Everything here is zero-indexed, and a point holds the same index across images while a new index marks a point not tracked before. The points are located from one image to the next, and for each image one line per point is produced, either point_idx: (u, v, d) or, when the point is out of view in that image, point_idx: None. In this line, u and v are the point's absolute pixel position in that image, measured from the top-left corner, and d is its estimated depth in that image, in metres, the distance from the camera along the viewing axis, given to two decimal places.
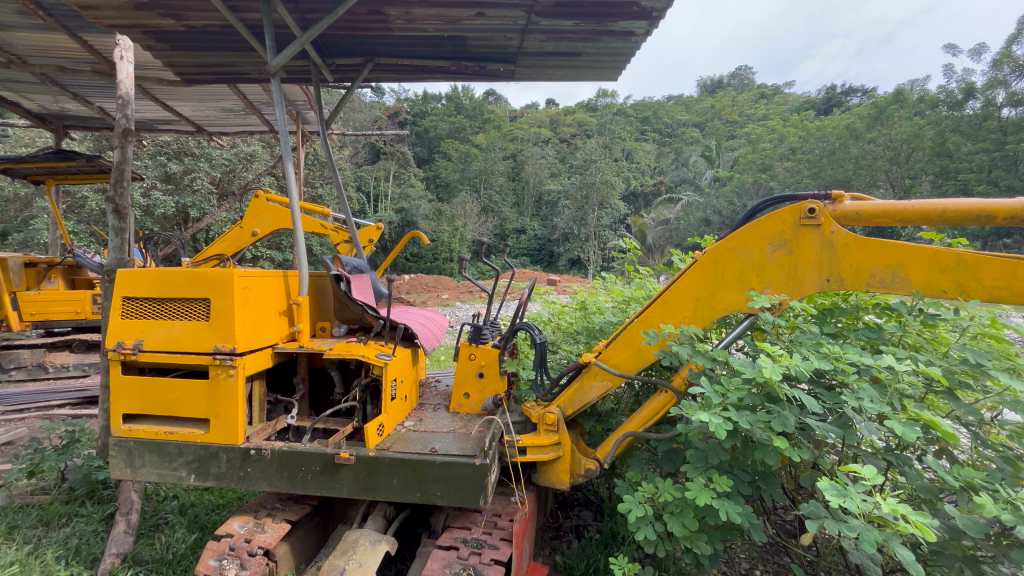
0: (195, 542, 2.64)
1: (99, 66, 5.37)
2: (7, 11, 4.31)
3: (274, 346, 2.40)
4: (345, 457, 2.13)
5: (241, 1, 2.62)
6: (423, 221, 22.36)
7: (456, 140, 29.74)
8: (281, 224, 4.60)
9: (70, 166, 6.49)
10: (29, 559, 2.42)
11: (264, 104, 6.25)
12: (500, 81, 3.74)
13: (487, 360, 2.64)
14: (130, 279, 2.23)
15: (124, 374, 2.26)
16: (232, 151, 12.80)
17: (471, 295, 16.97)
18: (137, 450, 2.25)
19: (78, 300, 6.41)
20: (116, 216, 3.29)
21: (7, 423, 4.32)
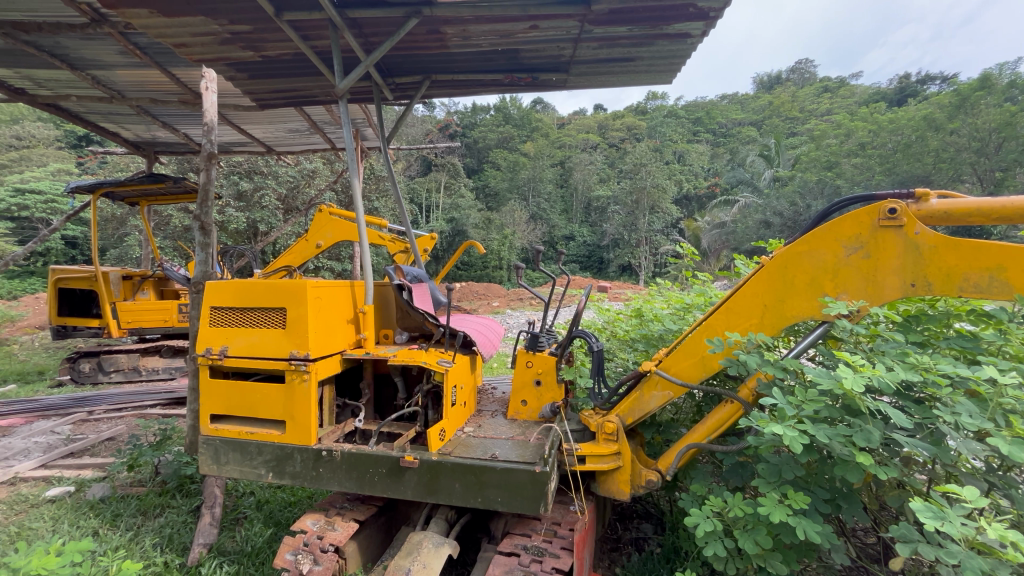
0: (272, 537, 2.81)
1: (184, 96, 5.91)
2: (111, 52, 4.86)
3: (342, 352, 2.53)
4: (409, 461, 2.20)
5: (312, 30, 2.81)
6: (474, 230, 22.79)
7: (505, 150, 30.14)
8: (342, 235, 4.84)
9: (160, 188, 7.16)
10: (132, 544, 2.68)
11: (327, 124, 6.64)
12: (553, 90, 3.77)
13: (545, 367, 2.64)
14: (217, 290, 2.43)
15: (211, 377, 2.46)
16: (296, 168, 13.64)
17: (521, 302, 17.09)
18: (221, 448, 2.43)
19: (165, 309, 6.94)
20: (201, 232, 3.61)
21: (110, 420, 4.82)
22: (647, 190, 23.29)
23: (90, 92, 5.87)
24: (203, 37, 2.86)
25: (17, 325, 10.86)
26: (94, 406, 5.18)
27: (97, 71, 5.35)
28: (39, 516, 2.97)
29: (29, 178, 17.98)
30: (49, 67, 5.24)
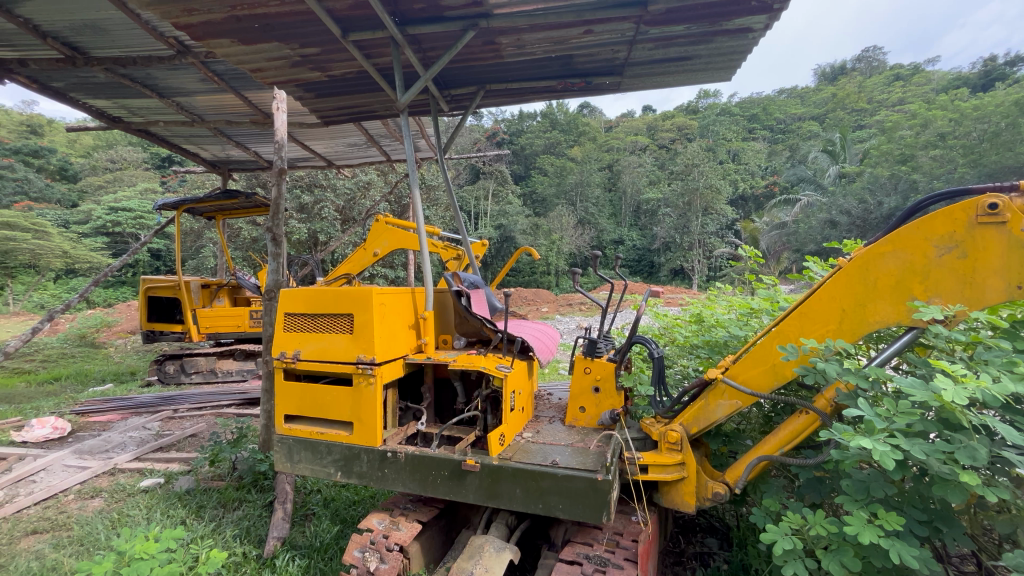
0: (338, 534, 2.92)
1: (255, 117, 6.35)
2: (193, 79, 5.30)
3: (405, 356, 2.61)
4: (471, 464, 2.23)
5: (375, 48, 2.94)
6: (521, 236, 22.94)
7: (552, 156, 30.15)
8: (397, 243, 5.00)
9: (233, 203, 7.71)
10: (215, 534, 2.88)
11: (383, 137, 6.92)
12: (606, 94, 3.75)
13: (603, 373, 2.60)
14: (290, 297, 2.59)
15: (285, 379, 2.61)
16: (353, 181, 14.27)
17: (570, 307, 16.98)
18: (295, 447, 2.57)
19: (238, 315, 7.43)
20: (273, 243, 3.86)
21: (192, 418, 5.22)
22: (700, 191, 22.49)
23: (175, 117, 6.43)
24: (276, 61, 3.07)
25: (112, 329, 12.03)
26: (178, 405, 5.63)
27: (181, 97, 5.86)
28: (135, 505, 3.25)
29: (122, 197, 19.93)
30: (141, 96, 5.78)
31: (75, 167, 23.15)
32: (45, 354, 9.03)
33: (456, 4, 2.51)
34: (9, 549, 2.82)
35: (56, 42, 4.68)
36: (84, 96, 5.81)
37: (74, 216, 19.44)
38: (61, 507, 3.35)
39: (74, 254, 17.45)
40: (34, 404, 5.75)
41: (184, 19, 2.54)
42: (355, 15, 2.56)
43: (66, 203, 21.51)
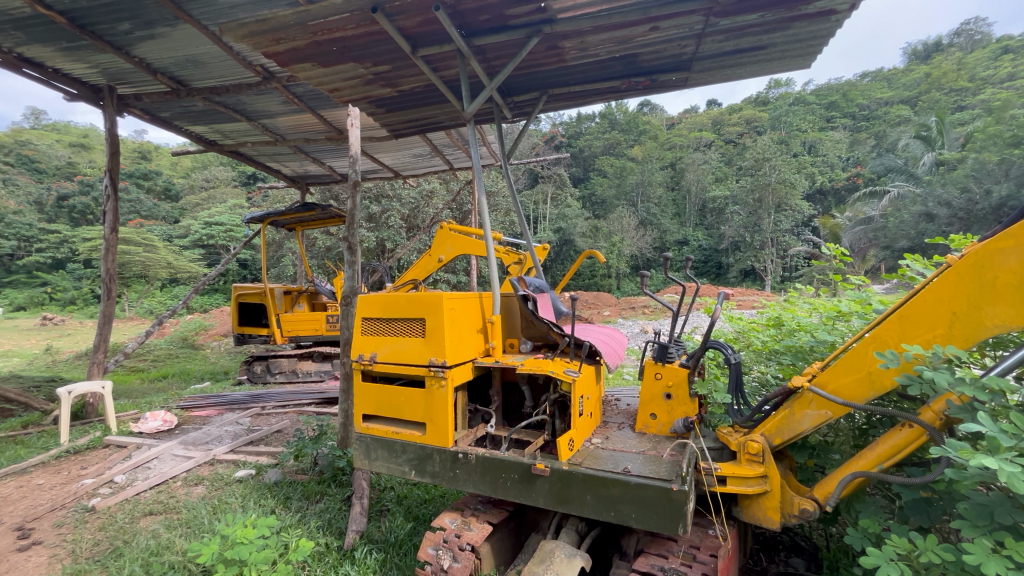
0: (412, 531, 3.03)
1: (330, 133, 6.78)
2: (277, 102, 5.77)
3: (473, 360, 2.66)
4: (540, 469, 2.23)
5: (442, 62, 3.04)
6: (581, 238, 22.74)
7: (611, 157, 29.65)
8: (461, 249, 5.12)
9: (311, 214, 8.25)
10: (301, 524, 3.09)
11: (446, 146, 7.14)
12: (671, 91, 3.63)
13: (676, 380, 2.50)
14: (367, 303, 2.73)
15: (363, 380, 2.76)
16: (417, 190, 14.83)
17: (634, 311, 16.56)
18: (372, 445, 2.70)
19: (316, 319, 7.95)
20: (349, 251, 4.10)
21: (277, 414, 5.64)
22: (772, 186, 21.14)
23: (260, 137, 7.01)
24: (351, 81, 3.26)
25: (209, 333, 13.29)
26: (265, 402, 6.10)
27: (266, 119, 6.38)
28: (232, 493, 3.56)
29: (215, 213, 21.99)
30: (232, 120, 6.36)
31: (176, 187, 25.84)
32: (154, 354, 10.14)
33: (521, 11, 2.54)
34: (131, 527, 3.19)
35: (163, 77, 5.27)
36: (185, 123, 6.49)
37: (176, 231, 21.70)
38: (171, 492, 3.73)
39: (176, 265, 19.48)
40: (147, 399, 6.46)
41: (273, 48, 2.77)
42: (424, 31, 2.67)
43: (169, 219, 24.03)
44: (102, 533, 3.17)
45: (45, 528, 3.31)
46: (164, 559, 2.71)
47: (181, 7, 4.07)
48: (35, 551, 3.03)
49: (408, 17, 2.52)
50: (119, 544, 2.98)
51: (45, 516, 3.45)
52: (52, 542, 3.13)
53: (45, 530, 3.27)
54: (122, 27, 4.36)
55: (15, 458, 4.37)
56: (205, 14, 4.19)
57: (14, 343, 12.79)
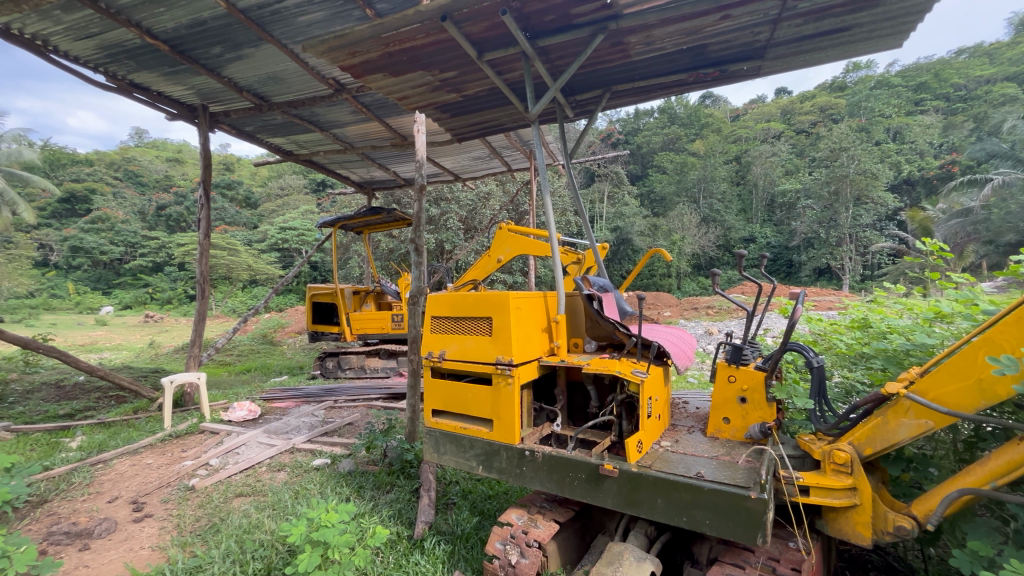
0: (478, 525, 3.10)
1: (395, 140, 7.08)
2: (348, 112, 6.10)
3: (539, 359, 2.68)
4: (609, 469, 2.20)
5: (506, 65, 3.08)
6: (639, 237, 22.19)
7: (671, 152, 28.69)
8: (520, 249, 5.15)
9: (377, 218, 8.65)
10: (374, 512, 3.24)
11: (505, 148, 7.23)
12: (743, 81, 3.46)
13: (751, 382, 2.39)
14: (437, 302, 2.84)
15: (432, 377, 2.86)
16: (475, 192, 15.13)
17: (696, 312, 15.93)
18: (441, 439, 2.79)
19: (382, 318, 8.26)
20: (416, 252, 4.28)
21: (349, 407, 5.98)
22: (850, 178, 19.56)
23: (331, 146, 7.44)
24: (419, 88, 3.39)
25: (285, 330, 14.28)
26: (337, 396, 6.48)
27: (337, 129, 6.76)
28: (310, 480, 3.81)
29: (289, 218, 23.58)
30: (307, 131, 6.79)
31: (255, 195, 27.96)
32: (239, 350, 11.04)
33: (586, 10, 2.53)
34: (226, 506, 3.51)
35: (248, 94, 5.73)
36: (266, 136, 7.01)
37: (256, 236, 23.46)
38: (257, 477, 4.05)
39: (256, 267, 21.09)
40: (234, 390, 7.05)
41: (349, 61, 2.93)
42: (490, 36, 2.72)
43: (249, 225, 26.04)
44: (202, 509, 3.51)
45: (154, 503, 3.70)
46: (255, 537, 2.94)
47: (265, 28, 4.41)
48: (147, 523, 3.40)
49: (475, 23, 2.59)
50: (216, 520, 3.28)
51: (154, 493, 3.86)
52: (160, 515, 3.50)
53: (154, 505, 3.66)
54: (214, 51, 4.79)
55: (129, 439, 4.93)
56: (285, 33, 4.51)
57: (123, 338, 14.39)
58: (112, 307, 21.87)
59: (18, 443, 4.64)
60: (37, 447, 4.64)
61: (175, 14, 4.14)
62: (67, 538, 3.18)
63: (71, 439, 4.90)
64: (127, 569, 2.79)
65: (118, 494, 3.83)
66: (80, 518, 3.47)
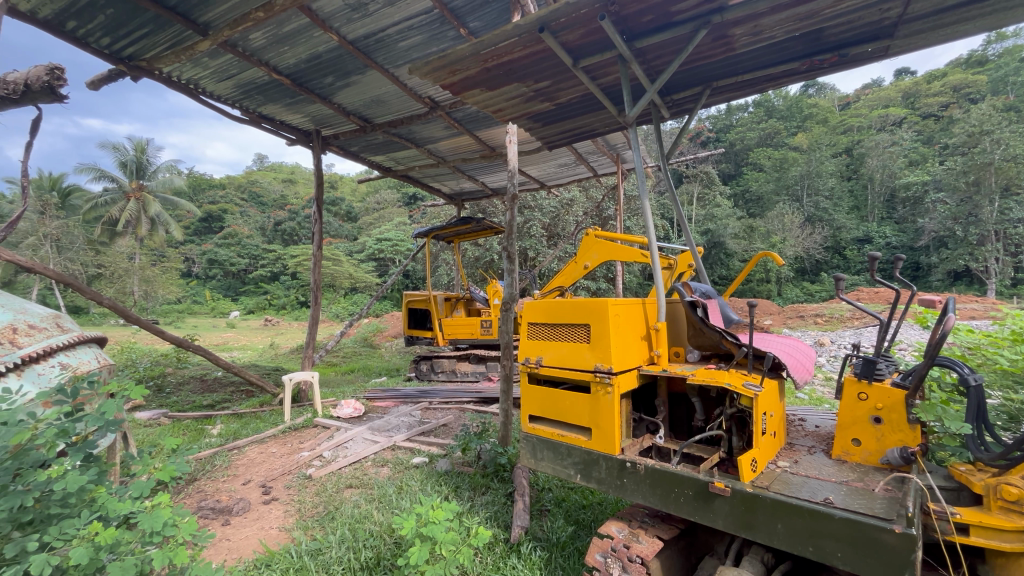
0: (574, 535, 3.07)
1: (484, 152, 7.31)
2: (441, 128, 6.43)
3: (639, 367, 2.60)
4: (720, 487, 2.07)
5: (601, 70, 3.05)
6: (733, 240, 20.87)
7: (769, 148, 26.57)
8: (607, 255, 4.98)
9: (466, 227, 8.96)
10: (472, 513, 3.32)
11: (591, 154, 7.18)
12: (865, 65, 3.10)
13: (889, 401, 2.11)
14: (533, 309, 2.87)
15: (529, 382, 2.89)
16: (558, 200, 15.16)
17: (802, 320, 14.53)
18: (538, 445, 2.80)
19: (472, 324, 8.58)
20: (509, 260, 4.38)
21: (442, 409, 6.25)
22: (995, 166, 16.77)
23: (425, 161, 7.88)
24: (513, 100, 3.48)
25: (383, 334, 15.28)
26: (432, 398, 6.79)
27: (430, 145, 7.14)
28: (411, 477, 4.02)
29: (385, 230, 25.30)
30: (404, 148, 7.26)
31: (355, 210, 30.36)
32: (344, 352, 12.02)
33: (686, 6, 2.44)
34: (339, 496, 3.81)
35: (355, 117, 6.25)
36: (369, 154, 7.59)
37: (355, 247, 25.47)
38: (363, 471, 4.36)
39: (356, 275, 22.91)
40: (341, 389, 7.69)
41: (450, 79, 3.09)
42: (586, 42, 2.72)
43: (349, 237, 28.38)
44: (318, 497, 3.85)
45: (279, 488, 4.13)
46: (366, 527, 3.16)
47: (370, 56, 4.80)
48: (274, 505, 3.80)
49: (572, 31, 2.60)
50: (331, 508, 3.58)
51: (279, 479, 4.31)
52: (284, 500, 3.90)
53: (280, 489, 4.09)
54: (327, 80, 5.30)
55: (257, 429, 5.56)
56: (388, 59, 4.88)
57: (248, 339, 16.30)
58: (239, 312, 24.88)
59: (173, 428, 5.41)
60: (187, 432, 5.38)
61: (297, 50, 4.64)
62: (213, 513, 3.64)
63: (212, 427, 5.64)
64: (261, 545, 3.13)
65: (251, 478, 4.33)
66: (221, 496, 3.97)
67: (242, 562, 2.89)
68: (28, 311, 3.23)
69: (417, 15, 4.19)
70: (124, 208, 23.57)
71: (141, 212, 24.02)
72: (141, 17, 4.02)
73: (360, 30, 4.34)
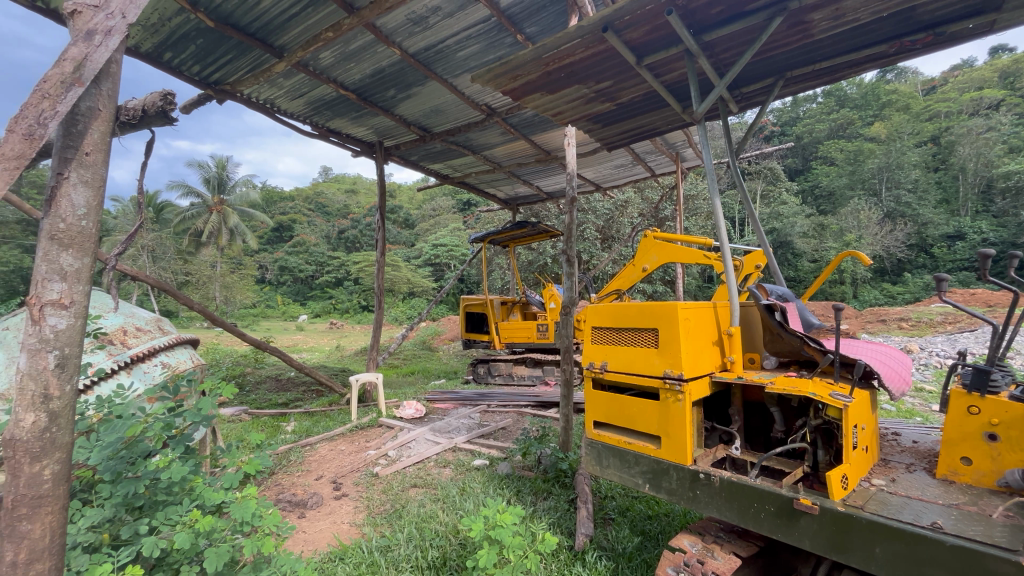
0: (640, 546, 2.97)
1: (539, 156, 7.32)
2: (498, 134, 6.50)
3: (711, 374, 2.48)
4: (807, 505, 1.92)
5: (665, 66, 2.96)
6: (800, 240, 19.81)
7: (841, 140, 24.81)
8: (667, 257, 4.81)
9: (522, 231, 9.00)
10: (535, 518, 3.30)
11: (649, 153, 7.00)
12: (968, 41, 2.78)
13: (1007, 415, 1.87)
14: (597, 313, 2.82)
15: (594, 388, 2.83)
16: (612, 201, 14.95)
17: (884, 324, 13.38)
18: (604, 452, 2.74)
19: (528, 327, 8.53)
20: (568, 263, 4.35)
21: (501, 412, 6.29)
22: None
23: (481, 167, 8.01)
24: (573, 102, 3.45)
25: (440, 337, 15.70)
26: (490, 401, 6.86)
27: (486, 151, 7.24)
28: (473, 479, 4.06)
29: (440, 236, 25.99)
30: (461, 155, 7.41)
31: (412, 217, 31.40)
32: (404, 354, 12.46)
33: None
34: (404, 495, 3.92)
35: (415, 127, 6.45)
36: (428, 163, 7.82)
37: (413, 253, 26.35)
38: (427, 471, 4.46)
39: (413, 280, 23.80)
40: (403, 390, 7.95)
41: (510, 85, 3.11)
42: (650, 39, 2.65)
43: (407, 243, 29.38)
44: (385, 495, 3.98)
45: (348, 484, 4.31)
46: (432, 527, 3.22)
47: (430, 67, 4.94)
48: (344, 501, 3.98)
49: (636, 29, 2.55)
50: (397, 507, 3.69)
51: (348, 475, 4.50)
52: (353, 496, 4.07)
53: (349, 486, 4.27)
54: (389, 93, 5.51)
55: (327, 427, 5.86)
56: (446, 69, 5.00)
57: (316, 341, 17.33)
58: (307, 316, 26.42)
59: (253, 423, 5.82)
60: (265, 428, 5.77)
61: (362, 66, 4.86)
62: (291, 505, 3.86)
63: (286, 423, 6.00)
64: (335, 539, 3.28)
65: (323, 473, 4.56)
66: (297, 490, 4.20)
67: (319, 554, 3.05)
68: (136, 314, 3.59)
69: (475, 24, 4.26)
70: (208, 221, 25.77)
71: (222, 224, 26.15)
72: (226, 45, 4.37)
73: (421, 43, 4.49)
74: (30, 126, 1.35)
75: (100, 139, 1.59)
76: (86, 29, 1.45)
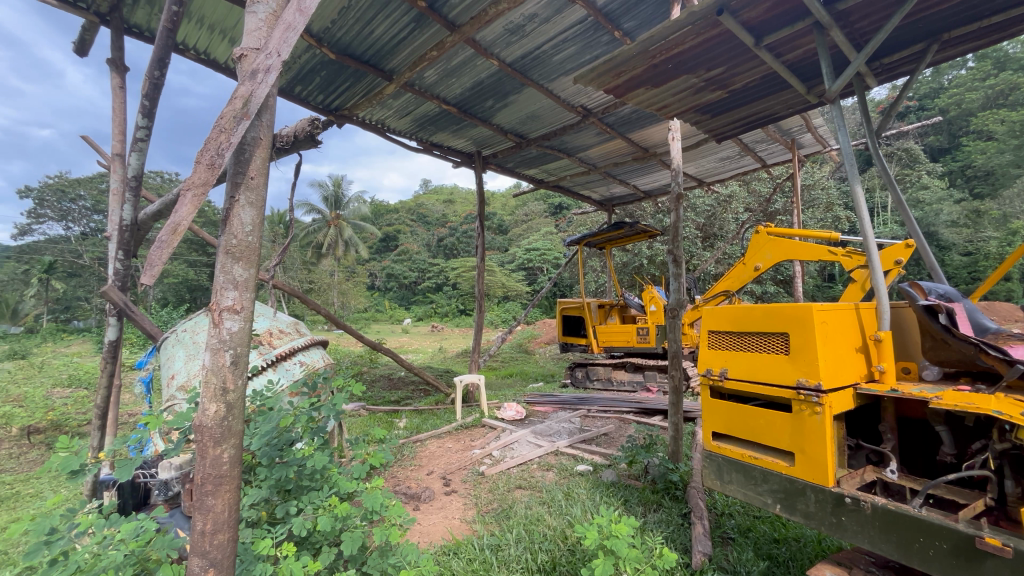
0: (768, 571, 2.70)
1: (636, 154, 7.10)
2: (593, 134, 6.41)
3: (856, 386, 2.19)
4: (995, 545, 1.61)
5: (789, 44, 2.69)
6: (948, 230, 17.00)
7: (1002, 109, 20.83)
8: (784, 255, 4.35)
9: (619, 233, 8.74)
10: (647, 530, 3.15)
11: (760, 142, 6.43)
12: None
13: None
14: (714, 316, 2.65)
15: (712, 397, 2.64)
16: (714, 197, 14.05)
17: None
18: (724, 466, 2.53)
19: (627, 331, 8.25)
20: (674, 264, 4.13)
21: (602, 417, 6.16)
22: None
23: (576, 170, 7.97)
24: (680, 94, 3.28)
25: (536, 340, 15.83)
26: (590, 405, 6.74)
27: (582, 153, 7.18)
28: (579, 484, 4.01)
29: (533, 240, 26.32)
30: (556, 159, 7.43)
31: (506, 223, 32.18)
32: (502, 357, 12.75)
33: None
34: (510, 495, 3.99)
35: (511, 135, 6.56)
36: (523, 169, 7.95)
37: (507, 258, 26.98)
38: (531, 473, 4.50)
39: (508, 285, 24.36)
40: (502, 392, 8.13)
41: (614, 83, 3.04)
42: (771, 16, 2.44)
43: (501, 248, 30.14)
44: (491, 494, 4.09)
45: (457, 481, 4.49)
46: (540, 530, 3.24)
47: (527, 75, 5.02)
48: (454, 496, 4.15)
49: (755, 7, 2.35)
50: (504, 506, 3.77)
51: (456, 472, 4.69)
52: (462, 492, 4.23)
53: (457, 482, 4.45)
54: (488, 104, 5.69)
55: (435, 425, 6.17)
56: (543, 75, 5.05)
57: (419, 343, 18.41)
58: (411, 319, 28.22)
59: (370, 419, 6.32)
60: (381, 423, 6.25)
61: (462, 80, 5.09)
62: (408, 498, 4.12)
63: (399, 419, 6.42)
64: (449, 533, 3.44)
65: (433, 469, 4.80)
66: (411, 483, 4.49)
67: (435, 546, 3.21)
68: (279, 318, 4.07)
69: (572, 26, 4.24)
70: (326, 234, 28.70)
71: (339, 237, 28.89)
72: (346, 73, 4.81)
73: (518, 51, 4.58)
74: (212, 157, 1.59)
75: (261, 164, 1.81)
76: (251, 70, 1.66)
